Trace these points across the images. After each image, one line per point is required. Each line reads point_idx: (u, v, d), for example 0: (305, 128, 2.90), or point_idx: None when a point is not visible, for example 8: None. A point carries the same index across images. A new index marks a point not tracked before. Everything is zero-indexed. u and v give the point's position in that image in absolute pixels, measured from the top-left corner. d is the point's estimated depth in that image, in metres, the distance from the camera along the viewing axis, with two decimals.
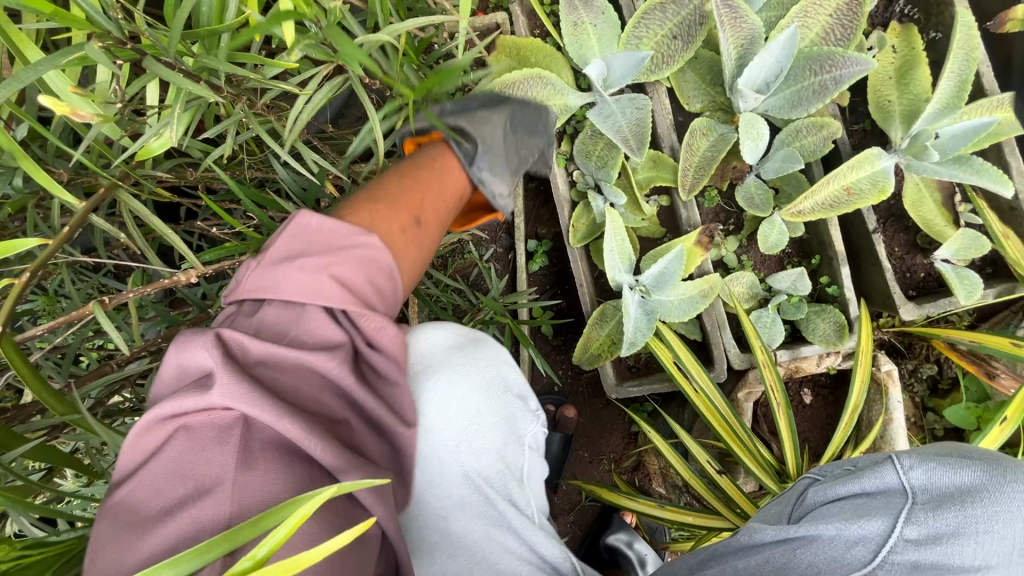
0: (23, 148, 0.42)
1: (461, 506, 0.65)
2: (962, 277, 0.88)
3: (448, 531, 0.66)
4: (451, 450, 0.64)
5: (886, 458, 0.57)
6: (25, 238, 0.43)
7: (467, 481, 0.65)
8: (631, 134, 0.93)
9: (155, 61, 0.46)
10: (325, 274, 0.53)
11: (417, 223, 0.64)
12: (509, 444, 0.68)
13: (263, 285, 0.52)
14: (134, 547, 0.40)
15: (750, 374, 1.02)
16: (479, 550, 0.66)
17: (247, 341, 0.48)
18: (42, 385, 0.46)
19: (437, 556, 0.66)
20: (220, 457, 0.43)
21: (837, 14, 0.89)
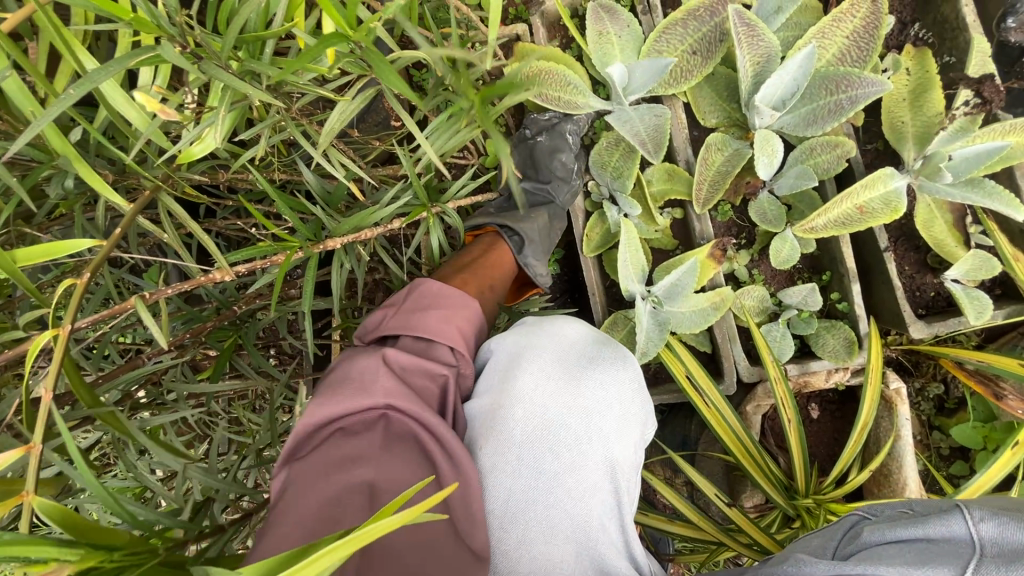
0: (77, 149, 0.44)
1: (585, 488, 0.73)
2: (972, 297, 0.89)
3: (559, 508, 0.72)
4: (595, 429, 0.75)
5: (952, 506, 0.57)
6: (80, 239, 0.45)
7: (599, 464, 0.75)
8: (650, 138, 0.94)
9: (208, 65, 0.47)
10: (445, 324, 0.78)
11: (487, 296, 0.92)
12: (623, 443, 0.78)
13: (400, 326, 0.76)
14: (311, 490, 0.62)
15: (759, 387, 1.03)
16: (581, 529, 0.72)
17: (388, 362, 0.71)
18: (80, 381, 0.45)
19: (541, 539, 0.71)
20: (367, 439, 0.66)
21: (853, 36, 0.91)
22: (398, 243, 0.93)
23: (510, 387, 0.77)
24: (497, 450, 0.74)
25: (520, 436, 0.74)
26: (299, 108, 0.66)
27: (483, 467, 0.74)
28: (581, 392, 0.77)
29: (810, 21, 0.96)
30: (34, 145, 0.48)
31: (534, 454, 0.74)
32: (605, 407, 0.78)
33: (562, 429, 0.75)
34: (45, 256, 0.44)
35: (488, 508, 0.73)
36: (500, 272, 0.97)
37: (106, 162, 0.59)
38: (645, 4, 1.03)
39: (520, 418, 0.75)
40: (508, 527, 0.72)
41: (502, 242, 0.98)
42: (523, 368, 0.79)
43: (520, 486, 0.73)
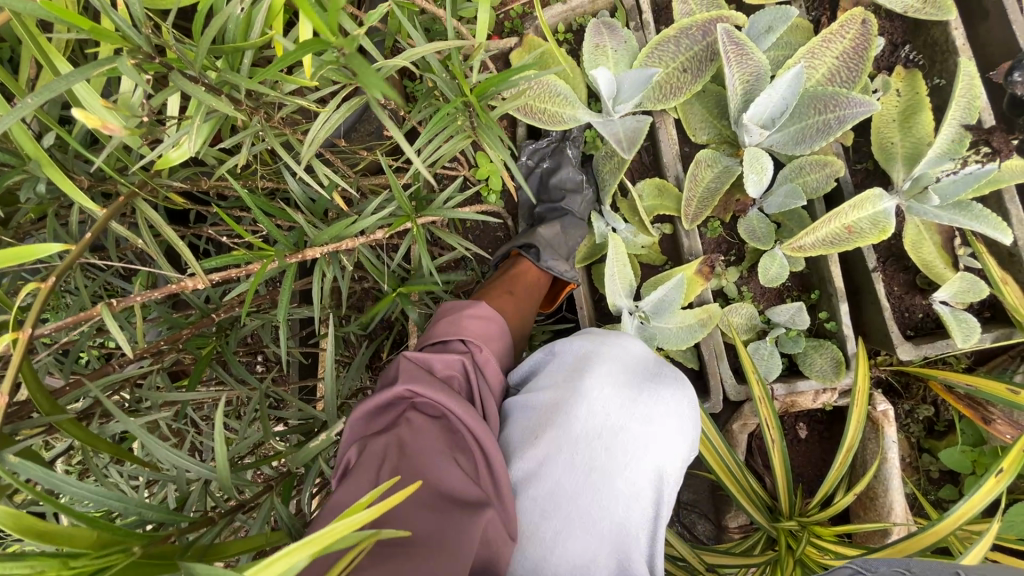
0: (47, 154, 0.45)
1: (631, 494, 0.75)
2: (960, 320, 0.89)
3: (602, 507, 0.74)
4: (652, 440, 0.77)
5: (953, 574, 0.56)
6: (48, 244, 0.44)
7: (650, 475, 0.76)
8: (625, 137, 0.95)
9: (180, 74, 0.48)
10: (462, 320, 0.82)
11: (517, 311, 0.94)
12: (674, 458, 0.78)
13: (427, 334, 0.83)
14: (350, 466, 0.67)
15: (745, 406, 1.02)
16: (618, 530, 0.74)
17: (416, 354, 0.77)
18: (37, 384, 0.45)
19: (577, 534, 0.73)
20: (400, 421, 0.71)
21: (842, 57, 0.91)
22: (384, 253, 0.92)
23: (576, 386, 0.79)
24: (554, 441, 0.77)
25: (578, 431, 0.77)
26: (281, 117, 0.66)
27: (536, 456, 0.77)
28: (643, 402, 0.78)
29: (800, 41, 0.97)
30: (6, 148, 0.48)
31: (588, 451, 0.76)
32: (666, 420, 0.78)
33: (620, 433, 0.77)
34: (7, 262, 0.43)
35: (533, 495, 0.75)
36: (529, 287, 0.99)
37: (85, 165, 0.59)
38: (637, 21, 1.04)
39: (581, 416, 0.77)
40: (548, 517, 0.74)
41: (527, 261, 1.00)
42: (590, 369, 0.81)
43: (569, 479, 0.75)
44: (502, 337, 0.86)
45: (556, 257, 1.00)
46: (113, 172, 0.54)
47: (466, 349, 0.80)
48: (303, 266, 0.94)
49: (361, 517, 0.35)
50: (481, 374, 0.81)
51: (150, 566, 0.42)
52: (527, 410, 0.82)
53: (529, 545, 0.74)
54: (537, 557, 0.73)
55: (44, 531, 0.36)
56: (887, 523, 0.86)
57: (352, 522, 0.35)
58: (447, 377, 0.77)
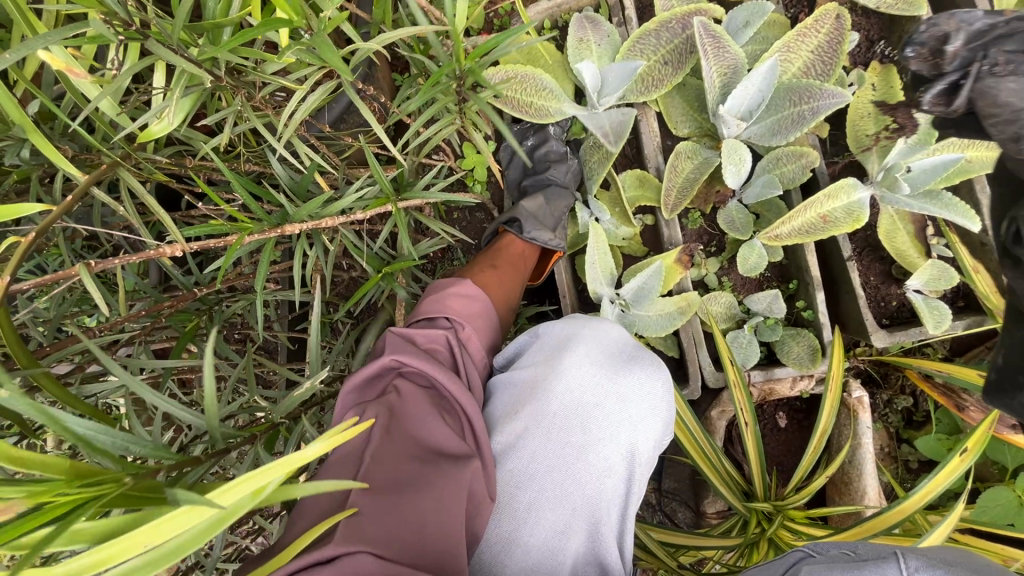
0: (31, 121, 0.46)
1: (603, 469, 0.78)
2: (932, 307, 0.90)
3: (577, 481, 0.77)
4: (625, 418, 0.80)
5: (891, 553, 0.59)
6: (30, 203, 0.46)
7: (622, 451, 0.79)
8: (612, 130, 0.97)
9: (158, 44, 0.50)
10: (446, 298, 0.84)
11: (503, 284, 0.95)
12: (648, 436, 0.81)
13: (414, 313, 0.84)
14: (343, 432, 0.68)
15: (724, 393, 1.03)
16: (590, 503, 0.77)
17: (404, 330, 0.78)
18: (14, 336, 0.47)
19: (549, 505, 0.76)
20: (390, 390, 0.73)
21: (817, 51, 0.94)
22: (368, 237, 0.94)
23: (555, 365, 0.82)
24: (532, 417, 0.79)
25: (555, 407, 0.80)
26: (263, 98, 0.68)
27: (514, 430, 0.79)
28: (619, 382, 0.81)
29: (777, 36, 0.99)
30: None
31: (563, 426, 0.79)
32: (641, 399, 0.81)
33: (596, 409, 0.80)
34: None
35: (509, 469, 0.78)
36: (514, 258, 1.00)
37: (72, 138, 0.61)
38: (620, 17, 1.06)
39: (560, 393, 0.80)
40: (522, 489, 0.77)
41: (512, 236, 1.01)
42: (571, 349, 0.83)
43: (544, 452, 0.78)
44: (486, 313, 0.88)
45: (539, 227, 1.01)
46: (97, 143, 0.57)
47: (450, 326, 0.82)
48: (289, 250, 0.96)
49: (313, 450, 0.38)
50: (465, 349, 0.83)
51: (141, 500, 0.41)
52: (507, 387, 0.84)
53: (502, 516, 0.76)
54: (510, 527, 0.75)
55: (20, 459, 0.35)
56: (859, 506, 0.88)
57: (304, 456, 0.37)
58: (432, 350, 0.79)
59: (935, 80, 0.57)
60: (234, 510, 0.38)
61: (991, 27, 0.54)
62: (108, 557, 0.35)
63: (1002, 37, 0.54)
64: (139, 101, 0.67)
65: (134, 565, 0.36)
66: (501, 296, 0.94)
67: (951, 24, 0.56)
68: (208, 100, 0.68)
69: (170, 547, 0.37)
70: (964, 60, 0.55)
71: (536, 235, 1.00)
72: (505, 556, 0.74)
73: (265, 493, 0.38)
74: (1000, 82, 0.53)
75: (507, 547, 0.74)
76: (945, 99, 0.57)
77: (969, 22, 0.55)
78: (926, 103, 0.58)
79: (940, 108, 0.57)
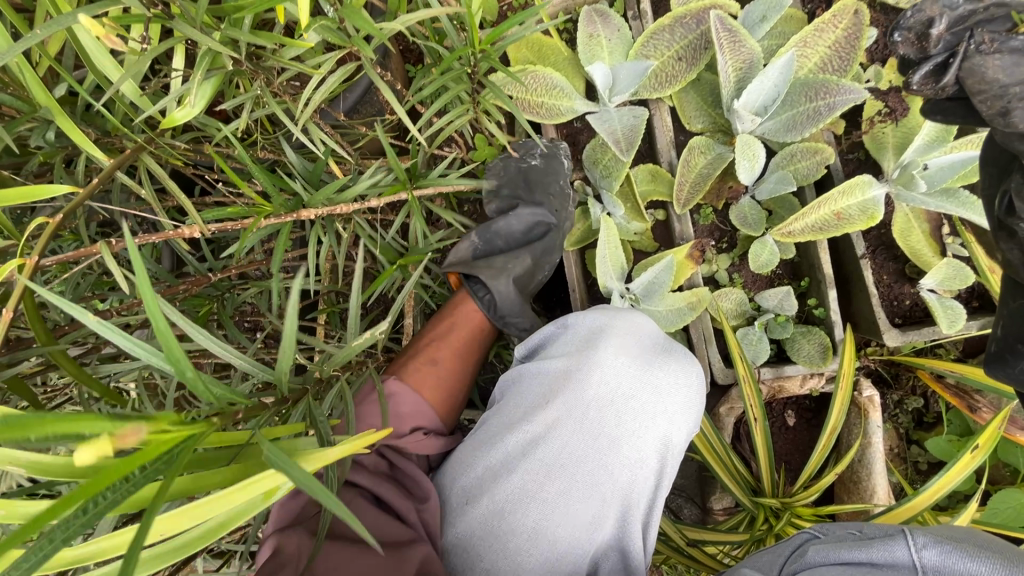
0: (59, 103, 0.47)
1: (635, 460, 0.79)
2: (946, 307, 0.90)
3: (608, 471, 0.78)
4: (660, 410, 0.80)
5: (897, 530, 0.62)
6: (56, 184, 0.47)
7: (655, 443, 0.80)
8: (624, 137, 0.96)
9: (181, 24, 0.51)
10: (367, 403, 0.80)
11: (456, 366, 0.92)
12: (682, 428, 0.81)
13: None
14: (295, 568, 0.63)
15: (733, 390, 1.02)
16: (622, 493, 0.78)
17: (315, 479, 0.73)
18: (36, 314, 0.48)
19: (578, 496, 0.77)
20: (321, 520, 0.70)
21: (833, 47, 0.93)
22: (378, 226, 0.94)
23: (589, 355, 0.82)
24: (564, 407, 0.80)
25: (590, 398, 0.80)
26: (281, 85, 0.68)
27: (545, 420, 0.79)
28: (654, 374, 0.81)
29: (793, 31, 0.98)
30: (18, 95, 0.52)
31: (596, 418, 0.79)
32: (675, 393, 0.81)
33: (630, 401, 0.80)
34: (18, 201, 0.45)
35: (537, 458, 0.78)
36: (467, 331, 0.95)
37: (92, 119, 0.62)
38: (635, 11, 1.05)
39: (594, 384, 0.80)
40: (551, 479, 0.77)
41: (471, 299, 0.97)
42: (605, 339, 0.82)
43: (575, 442, 0.78)
44: (419, 411, 0.85)
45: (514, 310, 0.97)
46: (121, 126, 0.58)
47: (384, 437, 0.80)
48: (300, 239, 0.96)
49: (330, 454, 0.42)
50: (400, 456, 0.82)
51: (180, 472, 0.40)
52: (538, 376, 0.84)
53: (531, 505, 0.76)
54: (539, 515, 0.76)
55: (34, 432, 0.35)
56: (868, 504, 0.89)
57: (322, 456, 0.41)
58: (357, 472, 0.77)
59: (922, 62, 0.62)
60: (242, 510, 0.40)
61: (971, 13, 0.60)
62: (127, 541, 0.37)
63: (982, 22, 0.60)
64: (159, 86, 0.68)
65: (149, 556, 0.39)
66: (443, 387, 0.89)
67: (936, 10, 0.60)
68: (225, 85, 0.68)
69: (173, 546, 0.39)
70: (947, 43, 0.61)
71: (512, 321, 0.98)
72: (531, 544, 0.75)
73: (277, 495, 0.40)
74: (988, 59, 0.58)
75: (535, 535, 0.75)
76: (934, 77, 0.61)
77: (952, 9, 0.60)
78: (915, 83, 0.62)
79: (929, 88, 0.62)
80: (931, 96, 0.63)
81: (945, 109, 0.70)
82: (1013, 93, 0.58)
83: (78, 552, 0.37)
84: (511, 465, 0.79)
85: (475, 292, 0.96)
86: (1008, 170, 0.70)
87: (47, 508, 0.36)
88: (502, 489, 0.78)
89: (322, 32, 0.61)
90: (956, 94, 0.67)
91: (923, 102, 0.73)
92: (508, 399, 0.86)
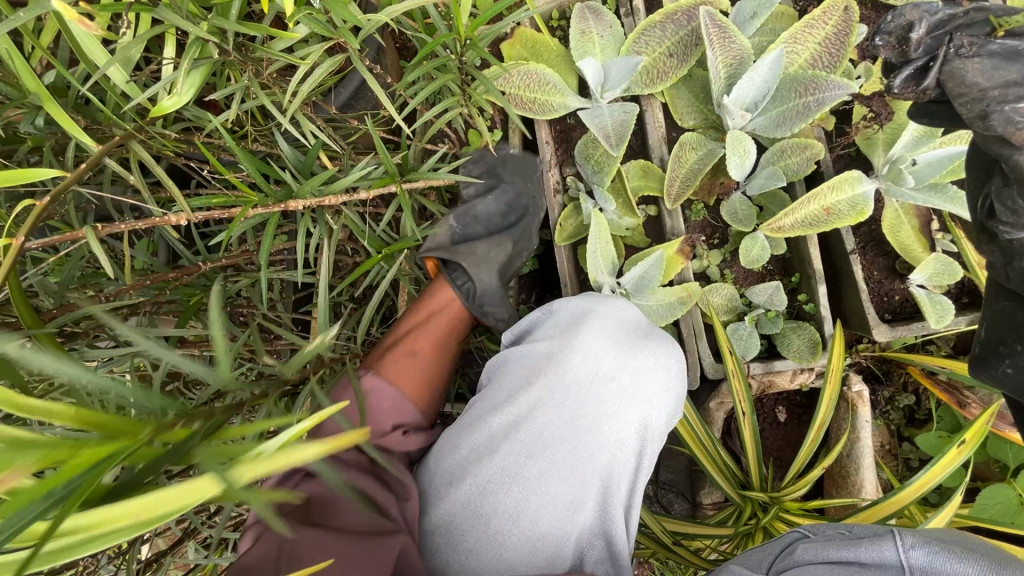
0: (48, 90, 0.48)
1: (616, 441, 0.79)
2: (935, 302, 0.90)
3: (589, 451, 0.78)
4: (640, 392, 0.80)
5: (886, 531, 0.62)
6: (44, 168, 0.48)
7: (635, 424, 0.80)
8: (613, 132, 0.97)
9: (168, 13, 0.52)
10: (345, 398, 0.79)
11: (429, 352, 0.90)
12: (663, 410, 0.81)
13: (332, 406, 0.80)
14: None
15: (723, 384, 1.02)
16: (602, 474, 0.78)
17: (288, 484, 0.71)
18: (22, 296, 0.48)
19: (559, 476, 0.77)
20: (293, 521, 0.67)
21: (823, 43, 0.93)
22: (368, 219, 0.95)
23: (571, 338, 0.82)
24: (546, 387, 0.80)
25: (571, 379, 0.80)
26: (271, 77, 0.69)
27: (528, 401, 0.80)
28: (635, 356, 0.81)
29: (784, 28, 0.99)
30: (8, 81, 0.53)
31: (577, 400, 0.80)
32: (656, 375, 0.81)
33: (612, 381, 0.80)
34: (6, 182, 0.46)
35: (518, 438, 0.79)
36: (445, 321, 0.92)
37: (82, 107, 0.63)
38: (628, 8, 1.06)
39: (575, 365, 0.81)
40: (533, 459, 0.78)
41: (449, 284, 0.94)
42: (588, 324, 0.83)
43: (556, 422, 0.79)
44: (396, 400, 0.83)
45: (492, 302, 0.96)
46: (111, 114, 0.59)
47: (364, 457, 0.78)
48: (292, 232, 0.97)
49: (308, 453, 0.35)
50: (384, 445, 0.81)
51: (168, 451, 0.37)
52: (521, 360, 0.85)
53: (513, 486, 0.77)
54: (520, 496, 0.76)
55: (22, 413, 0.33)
56: (855, 499, 0.89)
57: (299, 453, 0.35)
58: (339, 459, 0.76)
59: (903, 66, 0.62)
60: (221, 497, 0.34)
61: (951, 17, 0.61)
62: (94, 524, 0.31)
63: (961, 27, 0.61)
64: (151, 77, 0.69)
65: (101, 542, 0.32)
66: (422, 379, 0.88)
67: (915, 15, 0.61)
68: (216, 77, 0.69)
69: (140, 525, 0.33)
70: (927, 48, 0.61)
71: (490, 309, 0.96)
72: (512, 523, 0.76)
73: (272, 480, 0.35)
74: (968, 62, 0.59)
75: (516, 515, 0.76)
76: (915, 80, 0.62)
77: (930, 13, 0.61)
78: (896, 86, 0.63)
79: (910, 90, 0.62)
80: (914, 99, 0.63)
81: (931, 112, 0.70)
82: (992, 96, 0.58)
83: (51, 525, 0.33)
84: (494, 445, 0.80)
85: (452, 278, 0.94)
86: (989, 175, 0.71)
87: (2, 480, 0.32)
88: (485, 469, 0.78)
89: (308, 23, 0.62)
90: (939, 98, 0.67)
91: (911, 107, 0.74)
92: (493, 384, 0.87)
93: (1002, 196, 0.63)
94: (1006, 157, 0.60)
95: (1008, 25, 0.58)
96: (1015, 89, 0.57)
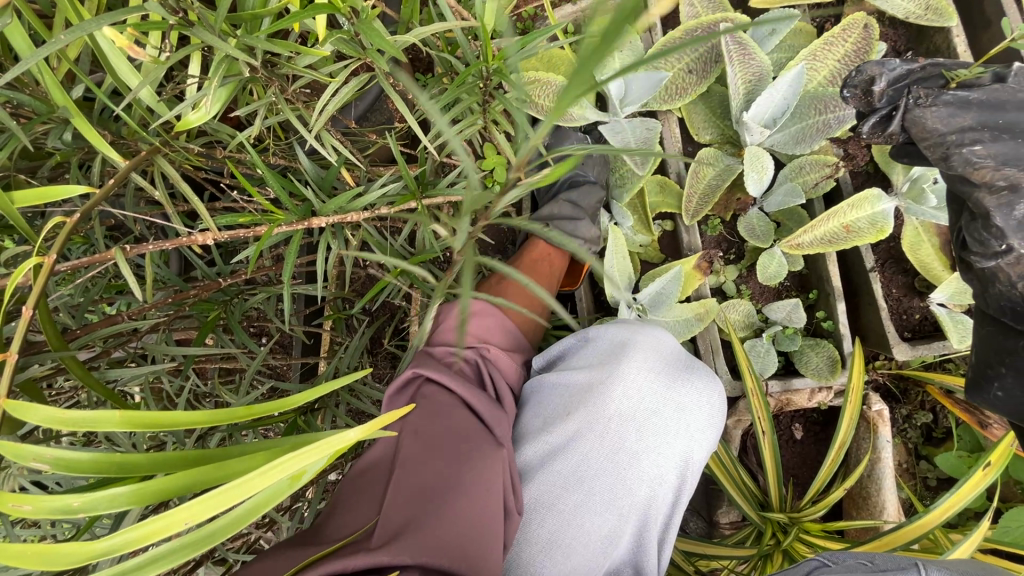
0: (76, 105, 0.48)
1: (653, 476, 0.78)
2: (956, 322, 0.89)
3: (628, 486, 0.77)
4: (681, 427, 0.80)
5: (910, 564, 0.63)
6: (72, 185, 0.46)
7: (674, 460, 0.79)
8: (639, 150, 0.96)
9: (201, 32, 0.51)
10: (462, 320, 0.80)
11: (533, 280, 0.96)
12: (704, 445, 0.81)
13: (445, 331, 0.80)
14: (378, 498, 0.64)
15: (740, 402, 1.02)
16: (641, 506, 0.78)
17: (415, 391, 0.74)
18: (47, 318, 0.47)
19: (596, 509, 0.76)
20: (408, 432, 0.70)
21: (843, 61, 0.93)
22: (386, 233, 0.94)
23: (612, 369, 0.81)
24: (586, 419, 0.79)
25: (611, 413, 0.79)
26: (295, 93, 0.69)
27: (565, 432, 0.79)
28: (677, 391, 0.80)
29: (803, 45, 0.99)
30: (36, 97, 0.52)
31: (616, 433, 0.79)
32: (699, 411, 0.80)
33: (652, 416, 0.80)
34: (39, 202, 0.46)
35: (555, 469, 0.78)
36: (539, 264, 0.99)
37: (107, 122, 0.63)
38: (645, 23, 1.05)
39: (616, 398, 0.80)
40: (569, 491, 0.77)
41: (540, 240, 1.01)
42: (629, 355, 0.82)
43: (595, 455, 0.78)
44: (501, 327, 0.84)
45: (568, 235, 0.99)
46: (137, 129, 0.59)
47: (477, 353, 0.80)
48: (308, 245, 0.96)
49: (352, 435, 0.32)
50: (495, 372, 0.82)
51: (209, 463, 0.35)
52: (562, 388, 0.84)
53: (547, 516, 0.77)
54: (554, 527, 0.76)
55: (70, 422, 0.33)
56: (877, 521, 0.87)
57: (341, 440, 0.31)
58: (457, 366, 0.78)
59: (870, 114, 0.74)
60: (273, 493, 0.33)
61: (909, 72, 0.73)
62: (150, 534, 0.31)
63: (917, 80, 0.72)
64: (175, 91, 0.68)
65: (169, 549, 0.32)
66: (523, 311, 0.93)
67: (876, 71, 0.74)
68: (240, 93, 0.68)
69: (211, 530, 0.32)
70: (890, 97, 0.73)
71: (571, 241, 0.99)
72: (545, 555, 0.75)
73: (308, 478, 0.33)
74: (926, 111, 0.69)
75: (549, 547, 0.76)
76: (881, 126, 0.73)
77: (891, 70, 0.73)
78: (866, 132, 0.74)
79: (878, 135, 0.74)
80: (883, 141, 0.75)
81: (905, 153, 0.78)
82: (951, 140, 0.67)
83: (103, 545, 0.31)
84: (529, 474, 0.80)
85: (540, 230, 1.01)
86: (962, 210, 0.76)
87: (67, 506, 0.32)
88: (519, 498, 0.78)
89: (337, 41, 0.61)
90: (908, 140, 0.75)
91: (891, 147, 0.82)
92: (530, 407, 0.86)
93: (972, 230, 0.69)
94: (970, 195, 0.68)
95: (958, 80, 0.69)
96: (970, 134, 0.66)
